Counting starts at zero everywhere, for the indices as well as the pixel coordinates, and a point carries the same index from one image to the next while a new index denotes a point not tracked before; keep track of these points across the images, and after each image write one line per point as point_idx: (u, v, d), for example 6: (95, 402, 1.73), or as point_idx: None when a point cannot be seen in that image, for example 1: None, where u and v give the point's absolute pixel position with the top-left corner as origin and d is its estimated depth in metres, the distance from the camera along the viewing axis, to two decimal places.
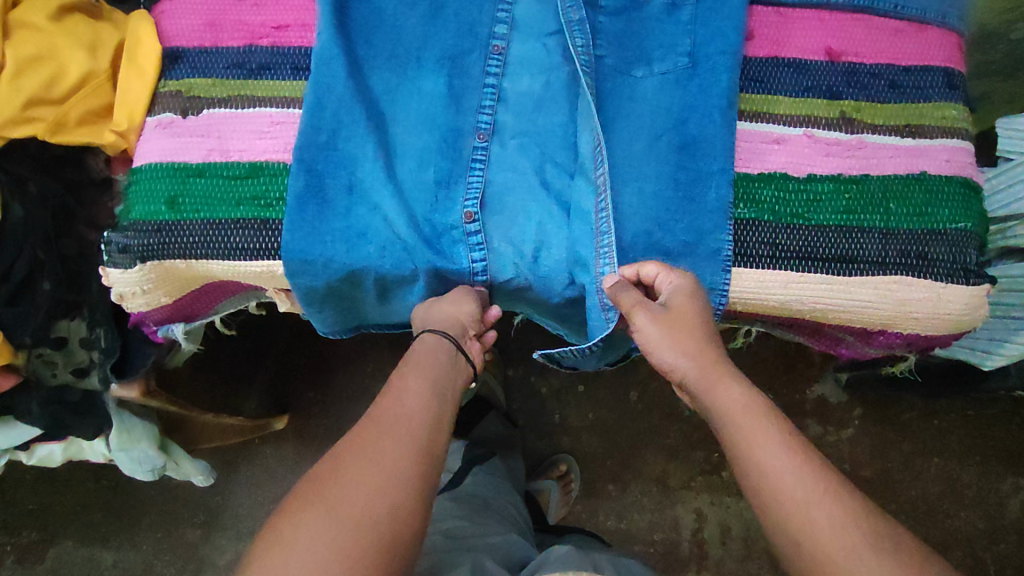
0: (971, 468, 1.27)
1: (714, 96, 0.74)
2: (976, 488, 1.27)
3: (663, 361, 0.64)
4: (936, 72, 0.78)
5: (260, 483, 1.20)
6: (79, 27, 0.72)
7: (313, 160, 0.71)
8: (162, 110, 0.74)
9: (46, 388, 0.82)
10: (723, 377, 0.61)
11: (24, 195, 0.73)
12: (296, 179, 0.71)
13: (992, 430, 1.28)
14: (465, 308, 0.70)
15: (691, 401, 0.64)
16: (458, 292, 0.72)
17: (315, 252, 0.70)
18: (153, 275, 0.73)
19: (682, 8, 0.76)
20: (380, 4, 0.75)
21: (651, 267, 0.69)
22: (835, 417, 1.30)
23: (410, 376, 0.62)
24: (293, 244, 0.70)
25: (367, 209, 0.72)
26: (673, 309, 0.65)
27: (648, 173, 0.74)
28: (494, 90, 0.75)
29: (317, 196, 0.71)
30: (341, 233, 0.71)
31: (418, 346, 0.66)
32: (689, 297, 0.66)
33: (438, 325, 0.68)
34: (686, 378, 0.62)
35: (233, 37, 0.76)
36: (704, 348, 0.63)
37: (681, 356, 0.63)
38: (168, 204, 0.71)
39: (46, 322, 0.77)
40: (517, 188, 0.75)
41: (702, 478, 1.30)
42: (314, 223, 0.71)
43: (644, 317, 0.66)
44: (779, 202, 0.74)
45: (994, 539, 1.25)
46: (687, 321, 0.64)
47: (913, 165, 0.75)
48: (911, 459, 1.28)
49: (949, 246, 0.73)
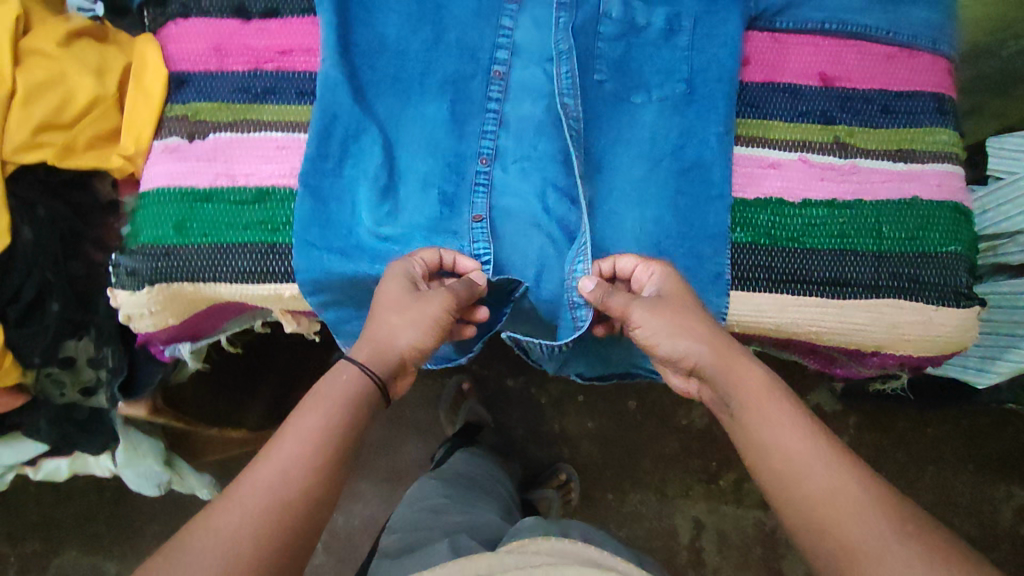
0: (965, 476, 1.30)
1: (712, 122, 0.76)
2: (969, 497, 1.29)
3: (675, 348, 0.68)
4: (928, 97, 0.80)
5: None
6: (86, 52, 0.73)
7: (318, 185, 0.73)
8: (168, 134, 0.74)
9: (56, 406, 0.85)
10: (737, 357, 0.66)
11: (33, 219, 0.74)
12: (302, 203, 0.72)
13: (986, 438, 1.30)
14: (416, 344, 0.66)
15: (705, 386, 0.69)
16: (423, 317, 0.65)
17: (320, 270, 0.72)
18: (161, 297, 0.74)
19: (679, 34, 0.78)
20: (382, 30, 0.77)
21: (627, 259, 0.74)
22: (832, 425, 1.32)
23: (308, 413, 0.58)
24: (301, 265, 0.71)
25: (369, 227, 0.75)
26: (667, 297, 0.70)
27: (649, 198, 0.76)
28: (496, 114, 0.76)
29: (319, 219, 0.73)
30: (340, 251, 0.73)
31: (345, 365, 0.63)
32: (679, 284, 0.71)
33: (375, 350, 0.65)
34: (701, 362, 0.67)
35: (238, 62, 0.76)
36: (711, 331, 0.68)
37: (694, 342, 0.67)
38: (176, 228, 0.72)
39: (54, 342, 0.78)
40: (517, 212, 0.76)
41: (700, 487, 1.32)
42: (317, 245, 0.72)
43: (644, 310, 0.69)
44: (774, 226, 0.76)
45: (989, 546, 1.28)
46: (684, 306, 0.69)
47: (905, 190, 0.77)
48: (906, 468, 1.30)
49: (943, 271, 0.75)
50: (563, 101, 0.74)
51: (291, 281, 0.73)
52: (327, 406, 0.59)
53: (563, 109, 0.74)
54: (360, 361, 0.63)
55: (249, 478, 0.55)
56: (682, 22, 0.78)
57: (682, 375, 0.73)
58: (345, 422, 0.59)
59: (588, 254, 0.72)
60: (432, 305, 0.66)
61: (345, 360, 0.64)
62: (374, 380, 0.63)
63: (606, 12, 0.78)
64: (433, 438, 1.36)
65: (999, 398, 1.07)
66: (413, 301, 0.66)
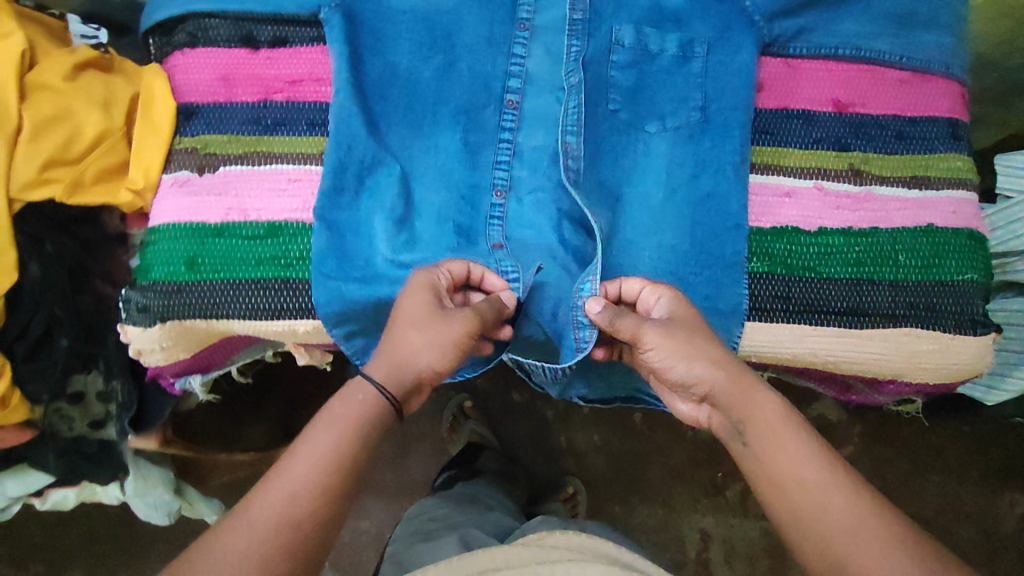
0: (970, 484, 1.30)
1: (727, 152, 0.75)
2: (974, 504, 1.29)
3: (691, 373, 0.65)
4: (941, 122, 0.80)
5: None
6: (92, 84, 0.72)
7: (335, 218, 0.73)
8: (177, 167, 0.74)
9: (62, 439, 0.84)
10: (752, 385, 0.64)
11: (39, 255, 0.73)
12: (320, 236, 0.71)
13: (988, 447, 1.31)
14: (434, 365, 0.63)
15: (717, 414, 0.67)
16: (445, 339, 0.63)
17: (341, 300, 0.71)
18: (172, 331, 0.73)
19: (692, 60, 0.78)
20: (394, 59, 0.76)
21: (634, 281, 0.72)
22: (837, 436, 1.32)
23: (320, 435, 0.57)
24: (321, 298, 0.71)
25: (386, 258, 0.73)
26: (679, 320, 0.67)
27: (666, 227, 0.76)
28: (510, 144, 0.76)
29: (336, 251, 0.72)
30: (359, 283, 0.72)
31: (363, 384, 0.62)
32: (688, 307, 0.69)
33: (394, 370, 0.63)
34: (717, 389, 0.64)
35: (247, 92, 0.75)
36: (724, 357, 0.65)
37: (710, 367, 0.65)
38: (188, 264, 0.72)
39: (63, 377, 0.78)
40: (532, 244, 0.75)
41: (707, 498, 1.32)
42: (335, 277, 0.71)
43: (658, 333, 0.66)
44: (791, 255, 0.76)
45: (987, 550, 1.28)
46: (697, 330, 0.67)
47: (920, 217, 0.78)
48: (911, 477, 1.30)
49: (959, 299, 0.76)
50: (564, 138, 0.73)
51: (305, 317, 0.72)
52: (340, 428, 0.58)
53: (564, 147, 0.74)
54: (378, 383, 0.61)
55: (255, 501, 0.54)
56: (695, 48, 0.78)
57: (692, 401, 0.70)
58: (352, 447, 0.58)
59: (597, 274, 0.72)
60: (456, 326, 0.63)
61: (362, 379, 0.62)
62: (390, 402, 0.61)
63: (618, 39, 0.77)
64: (439, 452, 1.35)
65: (1007, 412, 1.07)
66: (437, 319, 0.63)
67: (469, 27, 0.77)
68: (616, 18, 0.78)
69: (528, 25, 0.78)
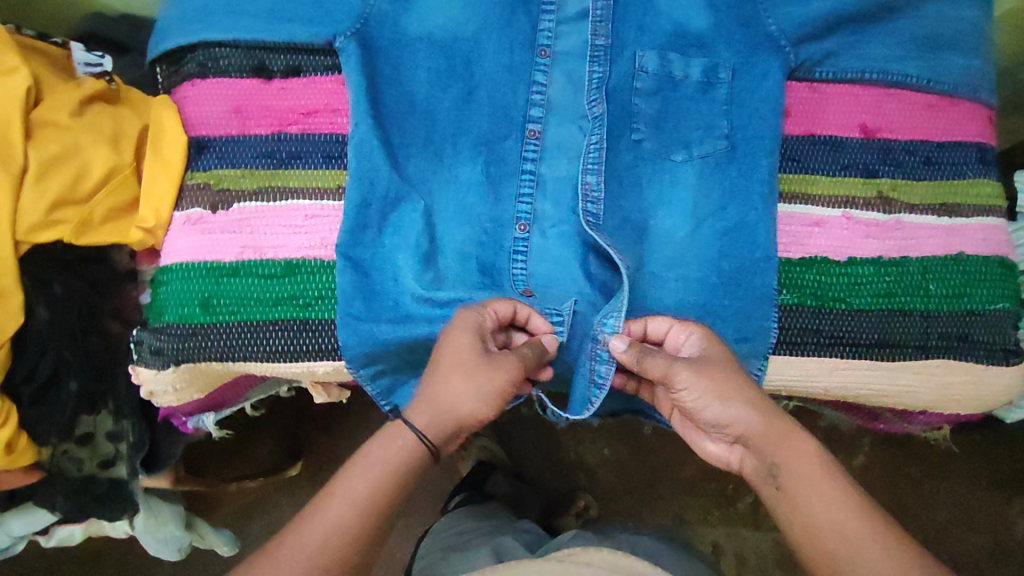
0: (980, 491, 1.24)
1: (756, 181, 0.73)
2: (986, 513, 1.23)
3: (726, 415, 0.62)
4: (970, 147, 0.79)
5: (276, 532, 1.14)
6: (100, 119, 0.69)
7: (360, 257, 0.71)
8: (190, 204, 0.71)
9: (71, 480, 0.81)
10: (789, 429, 0.61)
11: (47, 298, 0.70)
12: (345, 277, 0.70)
13: (999, 454, 1.24)
14: (476, 413, 0.62)
15: (751, 457, 0.64)
16: (489, 387, 0.62)
17: (372, 341, 0.70)
18: (187, 373, 0.71)
19: (717, 86, 0.75)
20: (412, 88, 0.74)
21: (661, 320, 0.69)
22: (847, 444, 1.26)
23: (354, 479, 0.58)
24: (349, 341, 0.69)
25: (414, 297, 0.71)
26: (712, 358, 0.65)
27: (691, 260, 0.74)
28: (532, 175, 0.74)
29: (363, 290, 0.70)
30: (389, 323, 0.71)
31: (402, 429, 0.61)
32: (721, 345, 0.66)
33: (433, 417, 0.61)
34: (752, 431, 0.62)
35: (260, 124, 0.73)
36: (759, 397, 0.63)
37: (746, 408, 0.62)
38: (203, 305, 0.70)
39: (71, 419, 0.75)
40: (558, 279, 0.74)
41: (719, 511, 1.29)
42: (364, 319, 0.70)
43: (691, 372, 0.63)
44: (821, 286, 0.75)
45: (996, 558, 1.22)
46: (731, 370, 0.64)
47: (949, 246, 0.77)
48: (921, 484, 1.25)
49: (991, 329, 0.75)
50: (584, 179, 0.72)
51: (324, 358, 0.71)
52: (373, 472, 0.58)
53: (584, 187, 0.72)
54: (418, 430, 0.60)
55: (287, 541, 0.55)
56: (720, 73, 0.75)
57: (722, 442, 0.66)
58: (371, 503, 0.57)
59: (623, 309, 0.69)
60: (501, 374, 0.62)
61: (401, 424, 0.61)
62: (429, 450, 0.61)
63: (642, 66, 0.75)
64: (448, 469, 1.33)
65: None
66: (482, 366, 0.62)
67: (489, 55, 0.74)
68: (639, 43, 0.75)
69: (549, 51, 0.75)
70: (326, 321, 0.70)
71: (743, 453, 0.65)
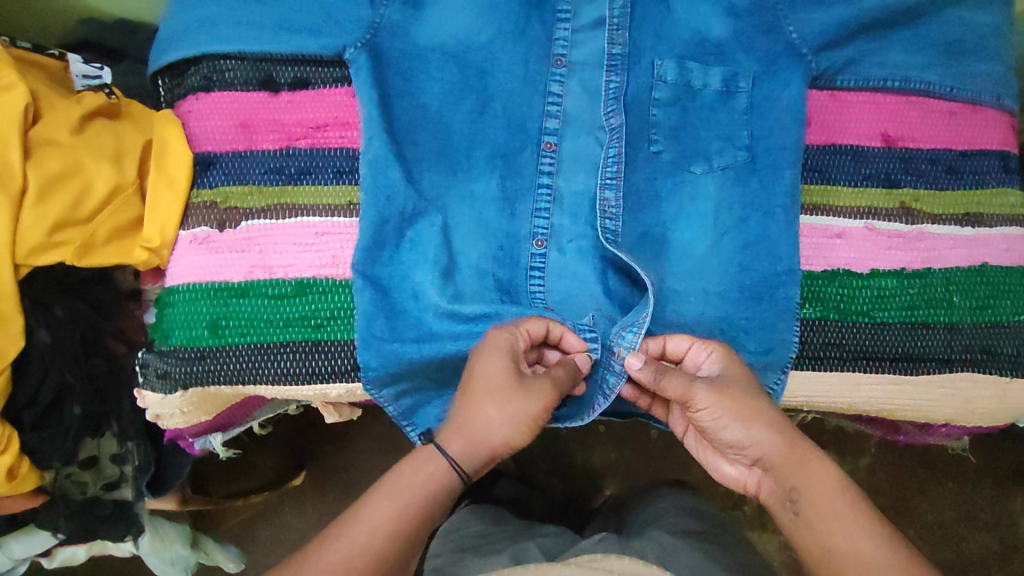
0: (985, 489, 1.11)
1: (778, 194, 0.72)
2: (990, 511, 1.11)
3: (747, 437, 0.61)
4: (993, 156, 0.77)
5: (281, 541, 1.10)
6: (101, 136, 0.67)
7: (378, 275, 0.69)
8: (196, 223, 0.69)
9: (74, 503, 0.79)
10: (808, 453, 0.60)
11: (49, 321, 0.68)
12: (364, 295, 0.68)
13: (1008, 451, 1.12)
14: (509, 440, 0.61)
15: (768, 481, 0.62)
16: (524, 413, 0.60)
17: (395, 361, 0.68)
18: (195, 397, 0.69)
19: (737, 95, 0.73)
20: (425, 100, 0.72)
21: (681, 339, 0.67)
22: (851, 445, 1.14)
23: (382, 505, 0.57)
24: (371, 362, 0.68)
25: (436, 315, 0.70)
26: (731, 379, 0.63)
27: (712, 274, 0.72)
28: (549, 189, 0.73)
29: (384, 308, 0.69)
30: (413, 342, 0.69)
31: (434, 455, 0.60)
32: (741, 366, 0.65)
33: (467, 443, 0.60)
34: (773, 453, 0.60)
35: (268, 139, 0.71)
36: (781, 419, 0.61)
37: (767, 431, 0.61)
38: (211, 328, 0.68)
39: (75, 442, 0.73)
40: (576, 296, 0.73)
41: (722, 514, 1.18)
42: (387, 338, 0.68)
43: (711, 393, 0.61)
44: (844, 300, 0.73)
45: (1005, 559, 1.10)
46: (751, 391, 0.62)
47: (974, 257, 0.74)
48: (927, 484, 1.12)
49: (1016, 341, 0.73)
50: (602, 194, 0.71)
51: (337, 381, 0.69)
52: (399, 496, 0.58)
53: (602, 203, 0.71)
54: (451, 456, 0.59)
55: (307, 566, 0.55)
56: (740, 82, 0.73)
57: (739, 464, 0.65)
58: (394, 530, 0.57)
59: (644, 324, 0.68)
60: (536, 401, 0.61)
61: (435, 448, 0.60)
62: (462, 477, 0.59)
63: (660, 75, 0.73)
64: None
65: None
66: (517, 392, 0.60)
67: (503, 65, 0.72)
68: (657, 51, 0.73)
69: (565, 61, 0.73)
70: (339, 342, 0.68)
71: (761, 476, 0.63)
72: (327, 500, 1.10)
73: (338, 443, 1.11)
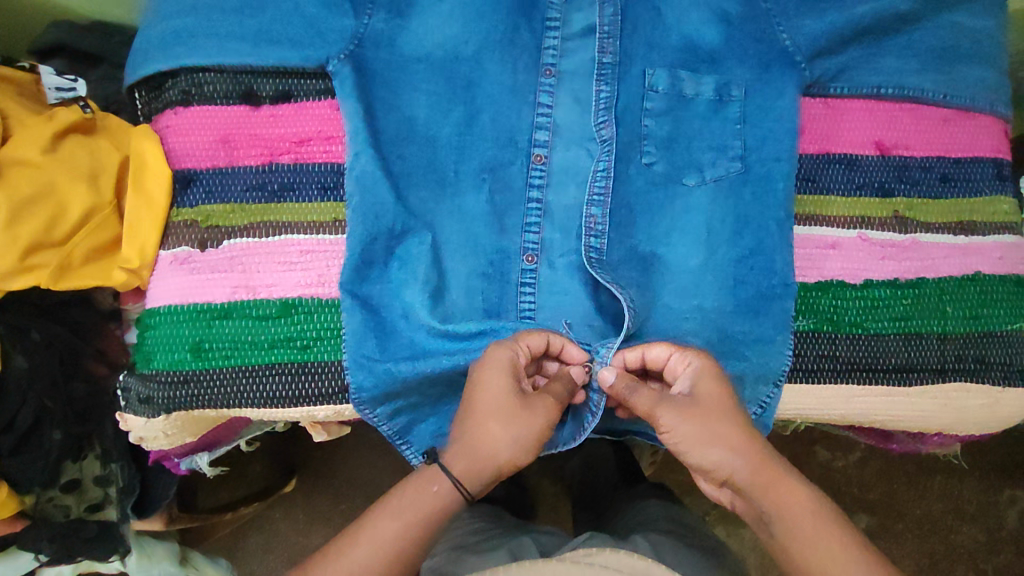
0: (971, 482, 1.09)
1: (771, 206, 0.71)
2: (977, 503, 1.09)
3: (708, 461, 0.58)
4: (985, 163, 0.76)
5: (271, 547, 1.07)
6: (75, 155, 0.65)
7: (368, 294, 0.68)
8: (176, 243, 0.68)
9: (57, 526, 0.76)
10: (777, 475, 0.57)
11: (24, 346, 0.66)
12: (354, 315, 0.67)
13: (991, 445, 1.10)
14: (515, 459, 0.59)
15: (740, 501, 0.60)
16: (529, 432, 0.59)
17: (390, 381, 0.67)
18: (179, 420, 0.68)
19: (729, 105, 0.72)
20: (410, 113, 0.71)
21: (660, 348, 0.65)
22: (838, 441, 1.11)
23: (378, 529, 0.55)
24: (364, 383, 0.66)
25: (428, 333, 0.68)
26: (702, 399, 0.60)
27: (707, 288, 0.71)
28: (539, 204, 0.71)
29: (375, 327, 0.67)
30: (408, 362, 0.67)
31: (437, 474, 0.58)
32: (716, 382, 0.61)
33: (472, 463, 0.58)
34: (738, 477, 0.57)
35: (249, 155, 0.70)
36: (746, 437, 0.59)
37: (728, 454, 0.58)
38: (194, 350, 0.66)
39: (55, 465, 0.71)
40: (569, 312, 0.72)
41: (717, 512, 1.09)
42: (380, 359, 0.67)
43: (673, 414, 0.60)
44: (838, 311, 0.72)
45: (992, 551, 1.08)
46: (719, 412, 0.59)
47: (967, 265, 0.74)
48: (915, 480, 1.10)
49: (1009, 349, 0.72)
50: (588, 212, 0.71)
51: (325, 403, 0.67)
52: (393, 516, 0.56)
53: (589, 220, 0.71)
54: (455, 477, 0.57)
55: None
56: (732, 91, 0.72)
57: (712, 483, 0.62)
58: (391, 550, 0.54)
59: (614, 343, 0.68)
60: (539, 419, 0.59)
61: (438, 468, 0.58)
62: (465, 496, 0.58)
63: (652, 85, 0.71)
64: None
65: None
66: (521, 411, 0.59)
67: (491, 75, 0.71)
68: (648, 61, 0.72)
69: (554, 71, 0.72)
70: (326, 363, 0.67)
71: (733, 496, 0.60)
72: (318, 509, 1.08)
73: (328, 448, 1.09)
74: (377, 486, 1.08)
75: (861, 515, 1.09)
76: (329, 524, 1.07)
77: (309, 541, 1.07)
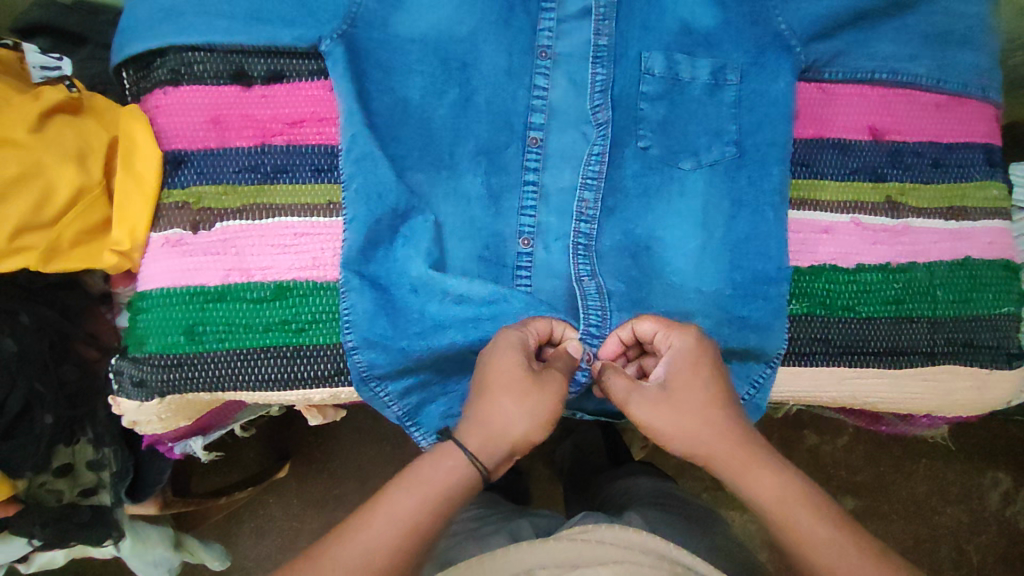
0: (954, 464, 1.11)
1: (767, 191, 0.71)
2: (961, 485, 1.11)
3: (684, 445, 0.59)
4: (977, 149, 0.76)
5: (266, 533, 1.07)
6: (63, 134, 0.64)
7: (375, 273, 0.68)
8: (167, 225, 0.67)
9: (50, 510, 0.75)
10: (752, 462, 0.57)
11: (15, 330, 0.65)
12: (363, 294, 0.67)
13: (974, 428, 1.12)
14: (531, 436, 0.59)
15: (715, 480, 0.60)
16: (542, 408, 0.58)
17: (403, 357, 0.67)
18: (173, 404, 0.67)
19: (726, 88, 0.72)
20: (405, 94, 0.70)
21: (646, 323, 0.65)
22: (826, 424, 1.12)
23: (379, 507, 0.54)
24: (379, 360, 0.66)
25: (440, 301, 0.68)
26: (678, 386, 0.60)
27: (705, 270, 0.71)
28: (535, 187, 0.72)
29: (385, 306, 0.67)
30: (421, 337, 0.67)
31: (453, 450, 0.56)
32: (695, 369, 0.61)
33: (487, 437, 0.57)
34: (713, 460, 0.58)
35: (240, 135, 0.69)
36: (719, 427, 0.58)
37: (699, 441, 0.58)
38: (187, 333, 0.66)
39: (48, 448, 0.70)
40: (566, 295, 0.72)
41: (708, 494, 1.10)
42: (391, 335, 0.67)
43: (648, 406, 0.60)
44: (829, 294, 0.73)
45: (974, 531, 1.10)
46: (695, 399, 0.59)
47: (957, 250, 0.74)
48: (901, 462, 1.12)
49: (996, 333, 0.73)
50: (580, 195, 0.71)
51: (320, 386, 0.67)
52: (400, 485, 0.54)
53: (586, 201, 0.71)
54: (470, 451, 0.56)
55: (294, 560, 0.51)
56: (728, 74, 0.72)
57: None
58: (395, 521, 0.52)
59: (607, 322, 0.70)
60: (551, 395, 0.59)
61: (453, 444, 0.57)
62: (480, 472, 0.56)
63: (648, 68, 0.71)
64: None
65: (1008, 411, 1.03)
66: (534, 387, 0.59)
67: (486, 57, 0.70)
68: (644, 44, 0.71)
69: (550, 53, 0.71)
70: (322, 346, 0.67)
71: None
72: (313, 494, 1.08)
73: (322, 433, 1.09)
74: (371, 471, 1.08)
75: (848, 496, 1.11)
76: (323, 509, 1.08)
77: (303, 527, 1.07)
